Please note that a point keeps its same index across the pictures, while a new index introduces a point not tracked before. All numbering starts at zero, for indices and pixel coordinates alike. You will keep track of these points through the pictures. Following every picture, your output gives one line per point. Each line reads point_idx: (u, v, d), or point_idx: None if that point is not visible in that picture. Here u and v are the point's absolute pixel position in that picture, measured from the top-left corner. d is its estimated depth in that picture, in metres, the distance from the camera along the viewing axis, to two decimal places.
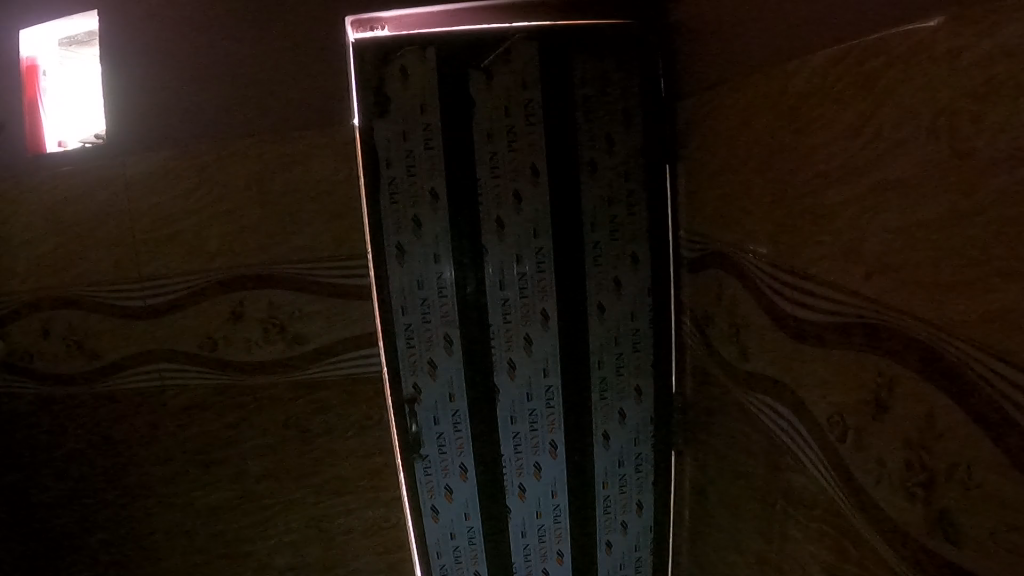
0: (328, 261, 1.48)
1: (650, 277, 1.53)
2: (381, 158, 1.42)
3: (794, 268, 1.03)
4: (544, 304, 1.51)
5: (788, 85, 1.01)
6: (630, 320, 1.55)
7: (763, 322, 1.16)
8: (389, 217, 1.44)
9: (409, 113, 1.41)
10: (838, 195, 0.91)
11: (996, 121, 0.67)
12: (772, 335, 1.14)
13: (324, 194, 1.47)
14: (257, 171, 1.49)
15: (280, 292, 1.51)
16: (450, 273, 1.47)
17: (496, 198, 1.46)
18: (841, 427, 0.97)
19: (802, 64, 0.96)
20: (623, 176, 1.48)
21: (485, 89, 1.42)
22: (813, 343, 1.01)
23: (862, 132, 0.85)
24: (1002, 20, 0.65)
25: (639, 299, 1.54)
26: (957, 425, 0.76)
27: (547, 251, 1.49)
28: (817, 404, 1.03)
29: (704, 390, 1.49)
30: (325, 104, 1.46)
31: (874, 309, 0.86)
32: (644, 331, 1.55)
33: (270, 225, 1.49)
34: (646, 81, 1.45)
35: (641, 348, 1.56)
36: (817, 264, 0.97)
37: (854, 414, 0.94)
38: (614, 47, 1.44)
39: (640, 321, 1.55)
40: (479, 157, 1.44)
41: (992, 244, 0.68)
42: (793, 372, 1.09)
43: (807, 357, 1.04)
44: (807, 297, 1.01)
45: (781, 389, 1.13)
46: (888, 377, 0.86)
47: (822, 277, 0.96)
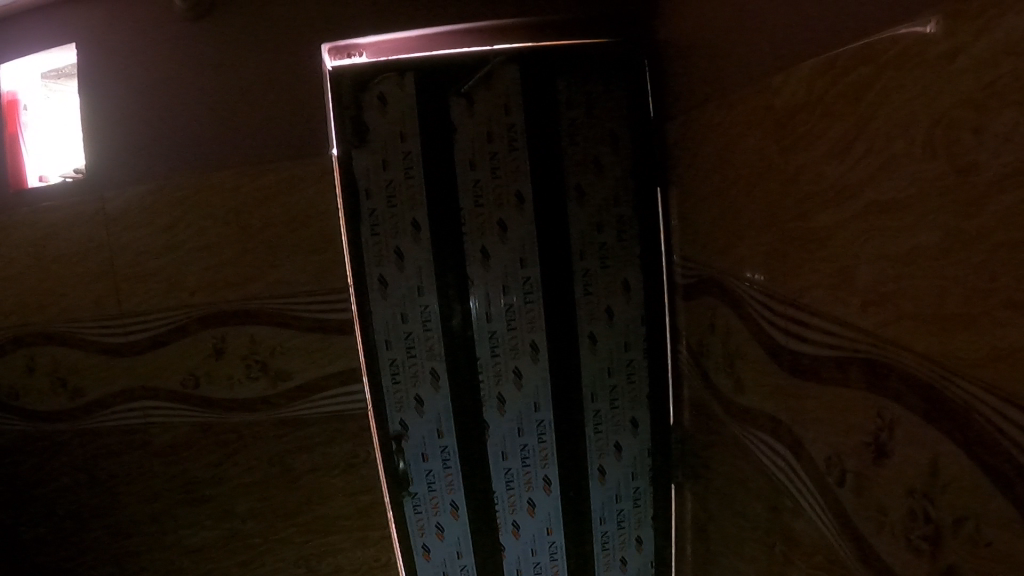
0: (309, 295, 1.42)
1: (643, 306, 1.52)
2: (361, 190, 1.38)
3: (785, 295, 0.97)
4: (533, 336, 1.47)
5: (774, 103, 0.94)
6: (624, 350, 1.52)
7: (759, 354, 1.09)
8: (371, 251, 1.40)
9: (388, 142, 1.37)
10: (830, 220, 0.84)
11: (998, 132, 0.58)
12: (767, 369, 1.06)
13: (302, 224, 1.41)
14: (234, 204, 1.44)
15: (261, 327, 1.46)
16: (435, 307, 1.42)
17: (480, 226, 1.40)
18: (840, 471, 0.90)
19: (788, 77, 0.89)
20: (612, 201, 1.46)
21: (466, 114, 1.37)
22: (807, 376, 0.95)
23: (854, 149, 0.78)
24: (999, 15, 0.56)
25: (632, 329, 1.52)
26: (963, 474, 0.67)
27: (534, 282, 1.44)
28: (815, 446, 0.95)
29: (700, 421, 1.45)
30: (301, 132, 1.40)
31: (866, 341, 0.80)
32: (638, 361, 1.54)
33: (249, 258, 1.44)
34: (633, 104, 1.44)
35: (636, 380, 1.55)
36: (809, 293, 0.91)
37: (854, 458, 0.86)
38: (599, 69, 1.41)
39: (634, 351, 1.53)
40: (462, 185, 1.39)
41: (999, 271, 0.59)
42: (792, 410, 1.00)
43: (802, 396, 0.97)
44: (799, 327, 0.95)
45: (777, 427, 1.06)
46: (888, 420, 0.78)
47: (813, 310, 0.90)
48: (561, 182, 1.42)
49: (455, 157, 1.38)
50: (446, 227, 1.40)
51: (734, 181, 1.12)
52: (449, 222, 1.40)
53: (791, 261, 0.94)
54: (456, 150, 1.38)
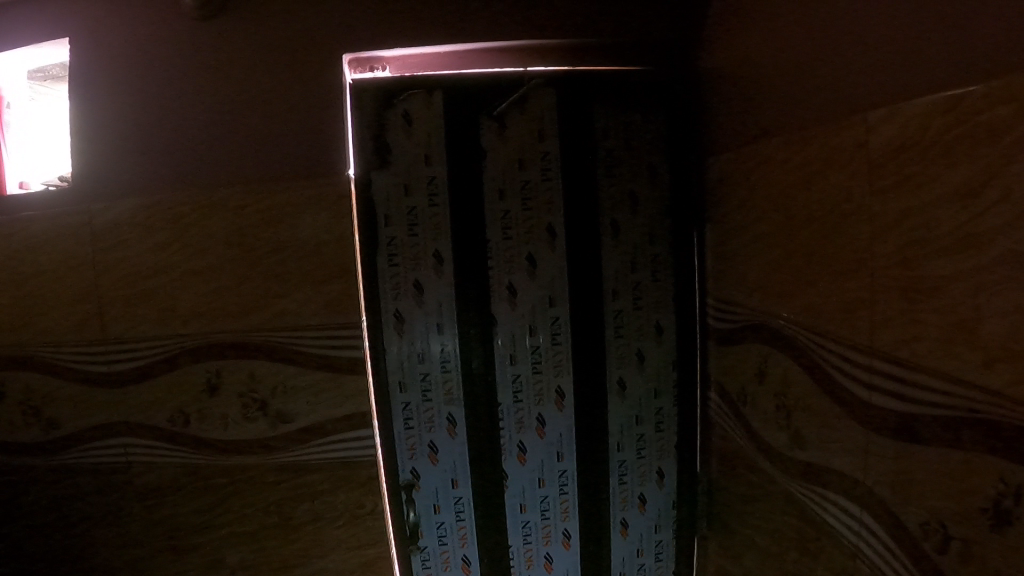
0: (318, 330, 1.30)
1: (676, 351, 1.41)
2: (379, 217, 1.25)
3: (869, 346, 0.84)
4: (559, 380, 1.35)
5: (870, 146, 0.80)
6: (654, 397, 1.43)
7: (829, 407, 0.96)
8: (387, 284, 1.27)
9: (411, 165, 1.25)
10: (940, 268, 0.71)
11: None
12: (840, 421, 0.93)
13: (312, 254, 1.29)
14: (237, 227, 1.31)
15: (261, 363, 1.33)
16: (456, 348, 1.30)
17: (508, 262, 1.29)
18: (940, 536, 0.76)
19: (894, 114, 0.76)
20: (648, 239, 1.36)
21: (498, 140, 1.26)
22: (897, 437, 0.81)
23: (982, 194, 0.65)
24: None
25: (663, 375, 1.42)
26: None
27: (563, 323, 1.33)
28: (905, 510, 0.81)
29: (733, 474, 1.36)
30: (316, 154, 1.29)
31: (988, 403, 0.66)
32: (668, 410, 1.44)
33: (251, 286, 1.31)
34: (672, 134, 1.33)
35: (665, 430, 1.45)
36: (906, 346, 0.77)
37: (960, 524, 0.72)
38: (639, 96, 1.31)
39: (663, 399, 1.43)
40: (490, 217, 1.27)
41: None
42: (869, 467, 0.87)
43: (883, 452, 0.84)
44: (889, 381, 0.81)
45: (847, 482, 0.92)
46: (1015, 486, 0.64)
47: (913, 364, 0.76)
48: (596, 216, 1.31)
49: (484, 186, 1.26)
50: (471, 261, 1.28)
51: (800, 219, 0.99)
52: (474, 256, 1.28)
53: (879, 311, 0.81)
54: (486, 178, 1.26)
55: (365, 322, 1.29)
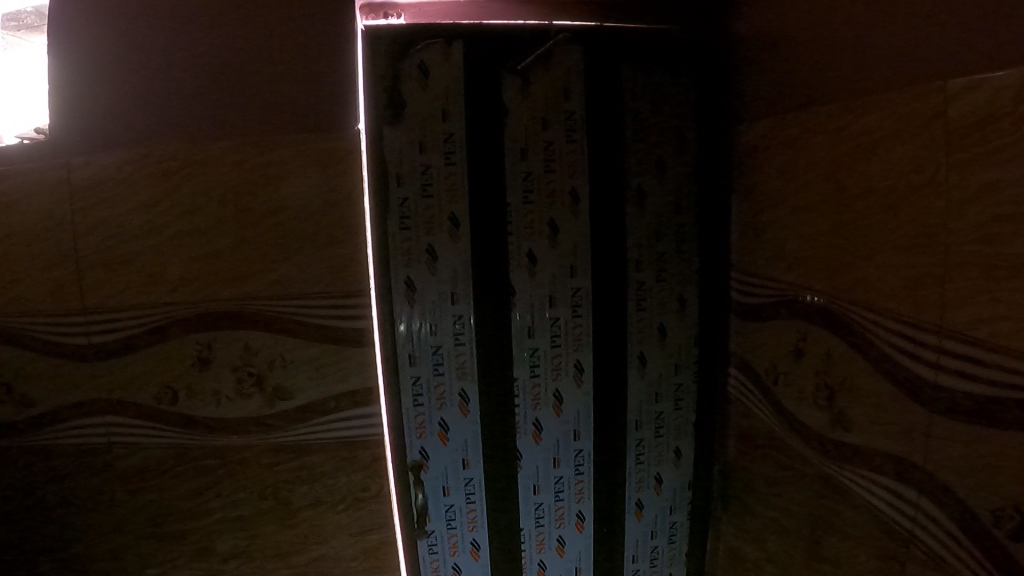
0: (322, 297, 1.20)
1: (696, 325, 1.36)
2: (392, 175, 1.15)
3: (939, 326, 0.88)
4: (578, 355, 1.28)
5: (948, 115, 0.84)
6: (673, 373, 1.36)
7: (885, 387, 0.99)
8: (397, 248, 1.17)
9: (428, 121, 1.15)
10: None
11: None
12: (899, 406, 0.96)
13: (321, 216, 1.19)
14: (235, 185, 1.20)
15: (257, 334, 1.22)
16: (472, 319, 1.21)
17: (529, 228, 1.21)
18: (1017, 523, 0.80)
19: (979, 83, 0.79)
20: (673, 208, 1.29)
21: (521, 96, 1.18)
22: (969, 420, 0.85)
23: None
24: None
25: (684, 350, 1.36)
26: None
27: (584, 294, 1.25)
28: (976, 499, 0.85)
29: (756, 456, 1.35)
30: (326, 105, 1.19)
31: None
32: (687, 386, 1.38)
33: (248, 251, 1.20)
34: (702, 98, 1.28)
35: (683, 407, 1.39)
36: (983, 324, 0.81)
37: None
38: (669, 57, 1.25)
39: (683, 375, 1.37)
40: (510, 179, 1.19)
41: None
42: (934, 453, 0.92)
43: (949, 435, 0.89)
44: (961, 363, 0.85)
45: (906, 468, 0.96)
46: None
47: (991, 345, 0.80)
48: (621, 182, 1.24)
49: (504, 146, 1.18)
50: (489, 226, 1.19)
51: (853, 196, 1.02)
52: (492, 220, 1.19)
53: (952, 286, 0.85)
54: (507, 137, 1.18)
55: (373, 290, 1.19)
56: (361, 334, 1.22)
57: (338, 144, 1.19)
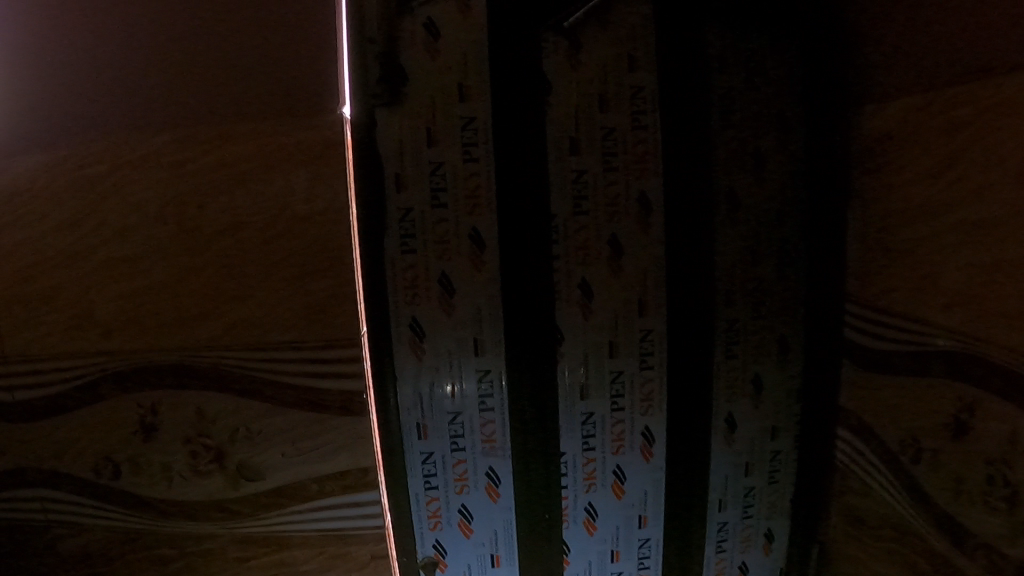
0: (296, 347, 0.84)
1: (802, 376, 1.02)
2: (390, 178, 0.83)
3: None
4: (645, 420, 0.95)
5: None
6: (770, 440, 1.03)
7: None
8: (398, 279, 0.85)
9: (438, 102, 0.83)
10: None
11: None
12: None
13: (290, 232, 0.81)
14: (172, 193, 0.84)
15: (209, 397, 0.88)
16: (502, 376, 0.88)
17: (580, 248, 0.87)
18: None
19: None
20: (775, 219, 0.97)
21: (569, 66, 0.85)
22: None
23: None
24: None
25: (785, 408, 1.02)
26: None
27: (655, 340, 0.92)
28: None
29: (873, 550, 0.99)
30: (292, 71, 0.81)
31: None
32: (786, 455, 1.04)
33: (194, 286, 0.84)
34: (806, 75, 0.97)
35: (780, 481, 1.05)
36: None
37: None
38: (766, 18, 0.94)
39: (783, 441, 1.03)
40: (554, 181, 0.85)
41: None
42: None
43: None
44: None
45: None
46: None
47: None
48: (705, 184, 0.91)
49: (546, 134, 0.85)
50: (525, 247, 0.86)
51: None
52: (530, 240, 0.85)
53: None
54: (551, 121, 0.85)
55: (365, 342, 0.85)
56: (346, 398, 0.85)
57: (310, 127, 0.80)
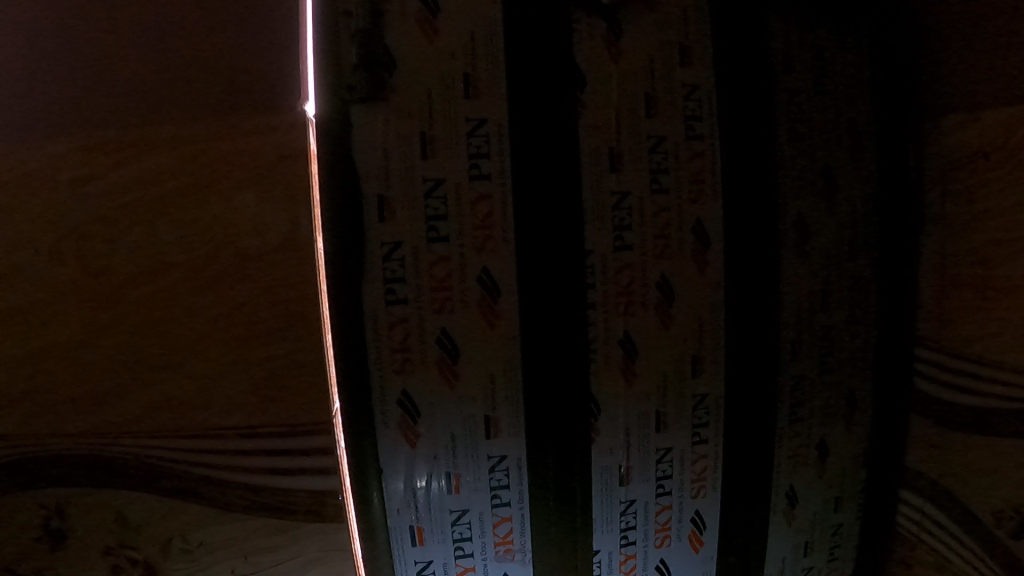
0: (243, 435, 0.63)
1: (873, 435, 0.79)
2: (371, 201, 0.61)
3: None
4: (697, 506, 0.73)
5: None
6: (831, 512, 0.79)
7: None
8: (383, 341, 0.62)
9: (438, 101, 0.63)
10: None
11: None
12: None
13: (241, 278, 0.61)
14: (75, 225, 0.62)
15: (134, 496, 0.66)
16: (521, 463, 0.67)
17: (622, 293, 0.66)
18: None
19: None
20: (856, 248, 0.76)
21: (609, 56, 0.66)
22: None
23: None
24: None
25: (850, 475, 0.80)
26: None
27: (713, 406, 0.71)
28: None
29: None
30: (252, 68, 0.63)
31: None
32: (848, 527, 0.81)
33: (108, 346, 0.63)
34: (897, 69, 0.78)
35: (840, 557, 0.82)
36: None
37: None
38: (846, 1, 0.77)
39: (846, 511, 0.80)
40: (589, 205, 0.65)
41: None
42: None
43: None
44: None
45: None
46: None
47: None
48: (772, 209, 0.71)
49: (578, 145, 0.64)
50: (552, 292, 0.64)
51: None
52: (558, 282, 0.64)
53: None
54: (584, 127, 0.65)
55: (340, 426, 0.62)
56: (317, 500, 0.65)
57: (263, 138, 0.61)
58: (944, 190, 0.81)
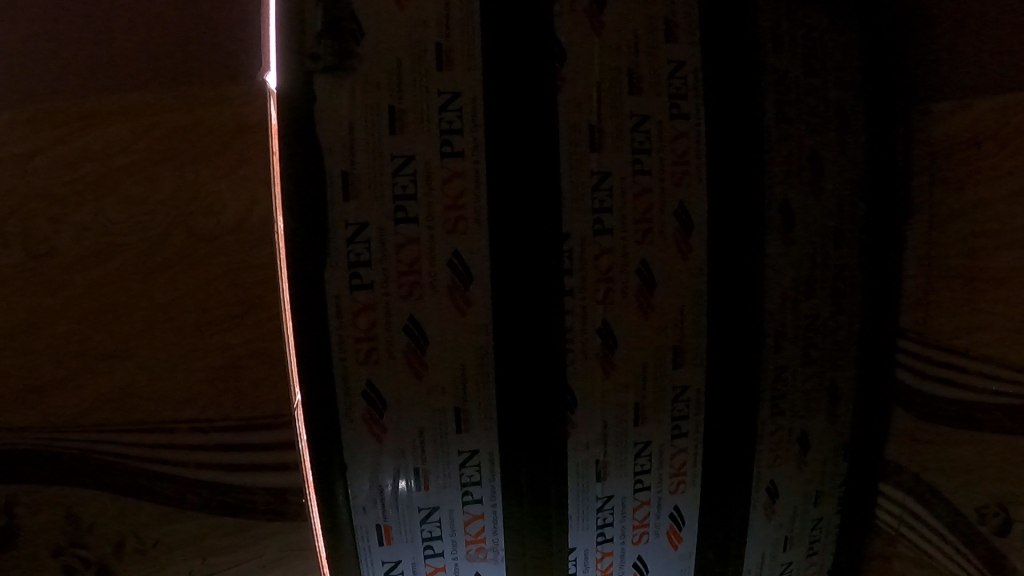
0: (198, 430, 0.59)
1: (854, 428, 0.78)
2: (334, 178, 0.58)
3: None
4: (675, 501, 0.70)
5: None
6: (811, 506, 0.77)
7: None
8: (347, 330, 0.59)
9: (409, 74, 0.59)
10: None
11: None
12: None
13: (192, 261, 0.57)
14: (15, 205, 0.58)
15: (80, 494, 0.62)
16: (493, 458, 0.64)
17: (600, 280, 0.63)
18: None
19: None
20: (841, 235, 0.73)
21: (591, 30, 0.63)
22: None
23: None
24: None
25: (832, 470, 0.78)
26: None
27: (694, 399, 0.68)
28: None
29: None
30: (207, 39, 0.59)
31: None
32: (828, 521, 0.79)
33: (51, 334, 0.59)
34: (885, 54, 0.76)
35: (819, 552, 0.79)
36: None
37: None
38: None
39: (826, 505, 0.78)
40: (567, 186, 0.62)
41: None
42: None
43: None
44: None
45: None
46: None
47: None
48: (758, 195, 0.68)
49: (555, 122, 0.61)
50: (526, 277, 0.61)
51: None
52: (532, 268, 0.61)
53: None
54: (562, 104, 0.62)
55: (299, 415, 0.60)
56: (279, 499, 0.62)
57: (218, 112, 0.58)
58: (930, 181, 0.79)
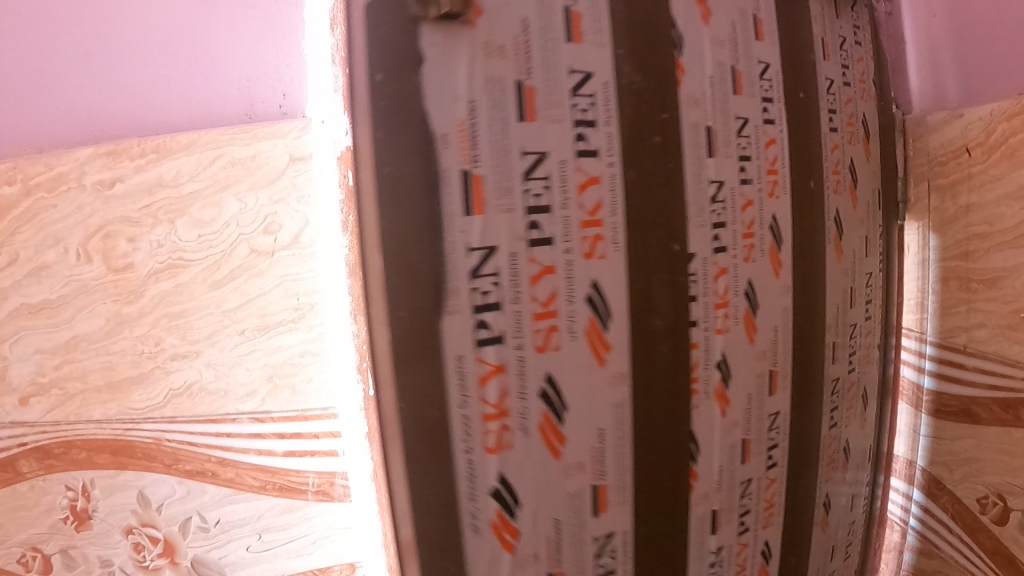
0: (254, 419, 0.67)
1: (875, 431, 0.86)
2: (452, 177, 0.53)
3: None
4: (767, 534, 0.74)
5: None
6: (851, 510, 0.83)
7: None
8: (476, 370, 0.54)
9: (536, 56, 0.57)
10: None
11: None
12: None
13: (252, 271, 0.65)
14: (99, 224, 0.66)
15: (150, 477, 0.70)
16: (626, 539, 0.63)
17: (717, 306, 0.67)
18: None
19: None
20: (870, 248, 0.82)
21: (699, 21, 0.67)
22: None
23: None
24: None
25: (861, 473, 0.85)
26: None
27: (784, 424, 0.73)
28: None
29: None
30: (254, 75, 0.64)
31: None
32: (857, 525, 0.85)
33: (130, 338, 0.67)
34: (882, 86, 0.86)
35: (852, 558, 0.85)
36: None
37: None
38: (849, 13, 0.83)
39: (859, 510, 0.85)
40: (693, 200, 0.65)
41: None
42: None
43: None
44: None
45: None
46: None
47: None
48: (814, 205, 0.75)
49: (683, 123, 0.65)
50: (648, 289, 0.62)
51: None
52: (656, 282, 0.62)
53: None
54: (682, 99, 0.65)
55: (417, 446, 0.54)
56: (326, 481, 0.69)
57: (272, 140, 0.64)
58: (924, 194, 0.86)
